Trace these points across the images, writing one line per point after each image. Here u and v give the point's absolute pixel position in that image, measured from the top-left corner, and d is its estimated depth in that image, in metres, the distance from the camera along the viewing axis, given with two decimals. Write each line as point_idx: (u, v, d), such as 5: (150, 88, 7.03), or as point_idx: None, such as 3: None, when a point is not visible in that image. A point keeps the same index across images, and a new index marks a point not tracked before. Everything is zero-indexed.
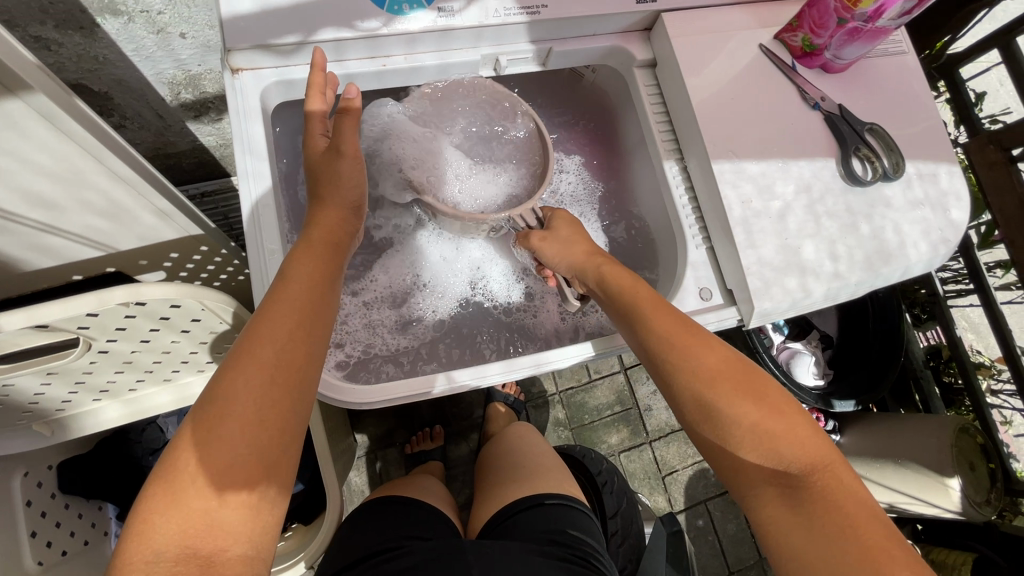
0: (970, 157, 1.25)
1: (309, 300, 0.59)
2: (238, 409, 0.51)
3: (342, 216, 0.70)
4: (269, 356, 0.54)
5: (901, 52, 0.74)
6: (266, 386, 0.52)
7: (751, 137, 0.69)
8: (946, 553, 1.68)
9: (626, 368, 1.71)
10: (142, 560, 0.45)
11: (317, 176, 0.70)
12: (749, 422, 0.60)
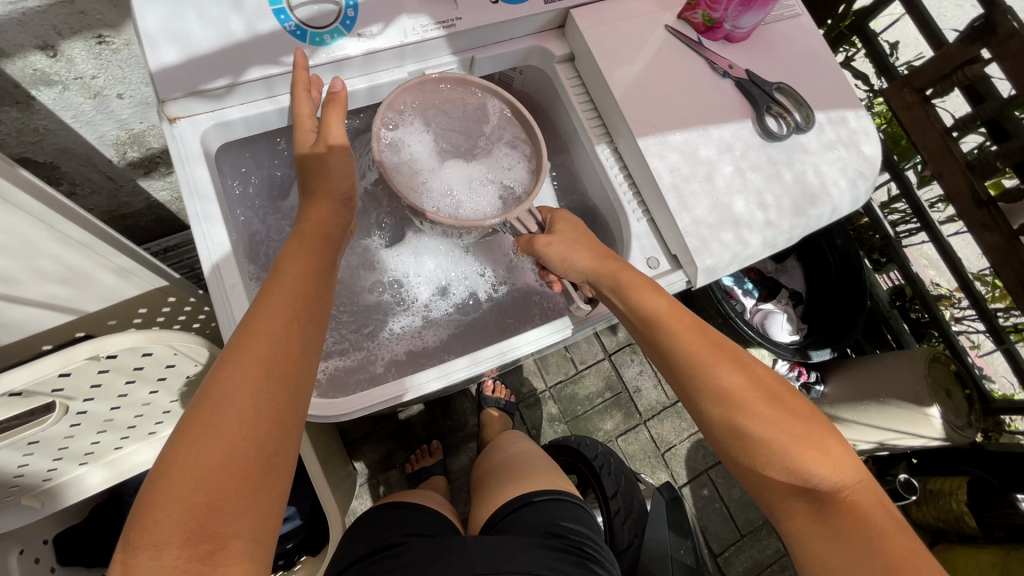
0: (890, 102, 1.32)
1: (305, 295, 0.61)
2: (237, 401, 0.52)
3: (334, 209, 0.69)
4: (268, 349, 0.55)
5: (795, 14, 0.80)
6: (264, 381, 0.54)
7: (670, 110, 0.73)
8: (943, 480, 1.75)
9: (610, 354, 1.74)
10: (144, 556, 0.45)
11: (308, 170, 0.69)
12: (781, 440, 0.61)
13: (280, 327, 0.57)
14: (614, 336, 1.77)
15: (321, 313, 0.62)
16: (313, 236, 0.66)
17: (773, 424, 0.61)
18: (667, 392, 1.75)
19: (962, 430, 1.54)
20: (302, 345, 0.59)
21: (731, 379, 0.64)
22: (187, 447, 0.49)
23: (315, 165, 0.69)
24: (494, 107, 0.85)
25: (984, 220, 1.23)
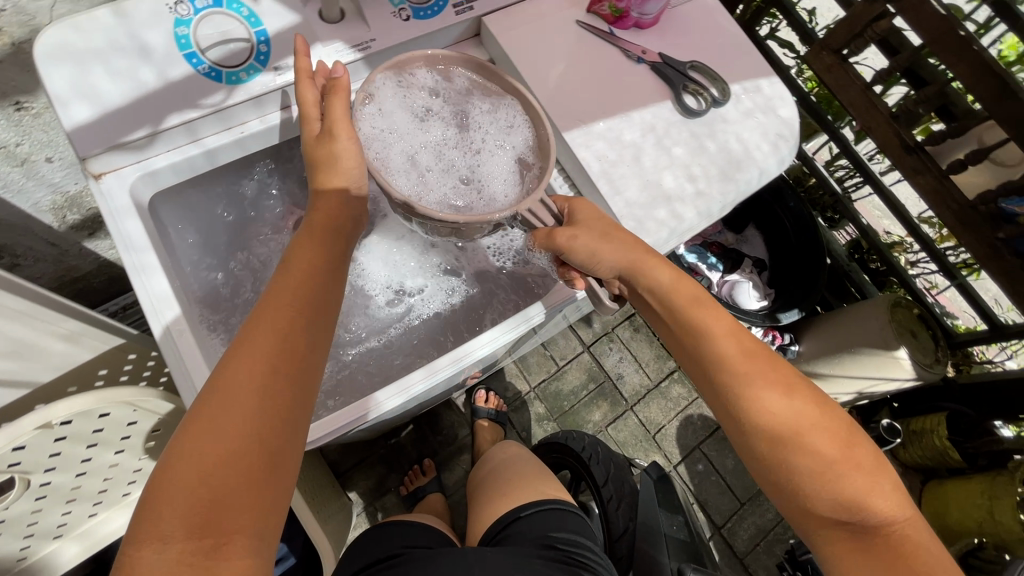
0: (812, 66, 1.37)
1: (310, 297, 0.63)
2: (247, 399, 0.54)
3: (344, 199, 0.70)
4: (274, 347, 0.58)
5: None
6: (268, 377, 0.56)
7: (591, 101, 0.76)
8: (924, 419, 1.81)
9: (588, 346, 1.77)
10: (150, 549, 0.47)
11: (316, 161, 0.69)
12: (827, 463, 0.60)
13: (284, 328, 0.59)
14: (589, 328, 1.79)
15: (325, 317, 0.64)
16: (322, 233, 0.68)
17: (787, 412, 0.62)
18: (649, 374, 1.78)
19: (932, 367, 1.60)
20: (307, 346, 0.61)
21: (745, 361, 0.65)
22: (196, 443, 0.51)
23: (324, 153, 0.68)
24: (479, 91, 0.77)
25: (916, 165, 1.28)
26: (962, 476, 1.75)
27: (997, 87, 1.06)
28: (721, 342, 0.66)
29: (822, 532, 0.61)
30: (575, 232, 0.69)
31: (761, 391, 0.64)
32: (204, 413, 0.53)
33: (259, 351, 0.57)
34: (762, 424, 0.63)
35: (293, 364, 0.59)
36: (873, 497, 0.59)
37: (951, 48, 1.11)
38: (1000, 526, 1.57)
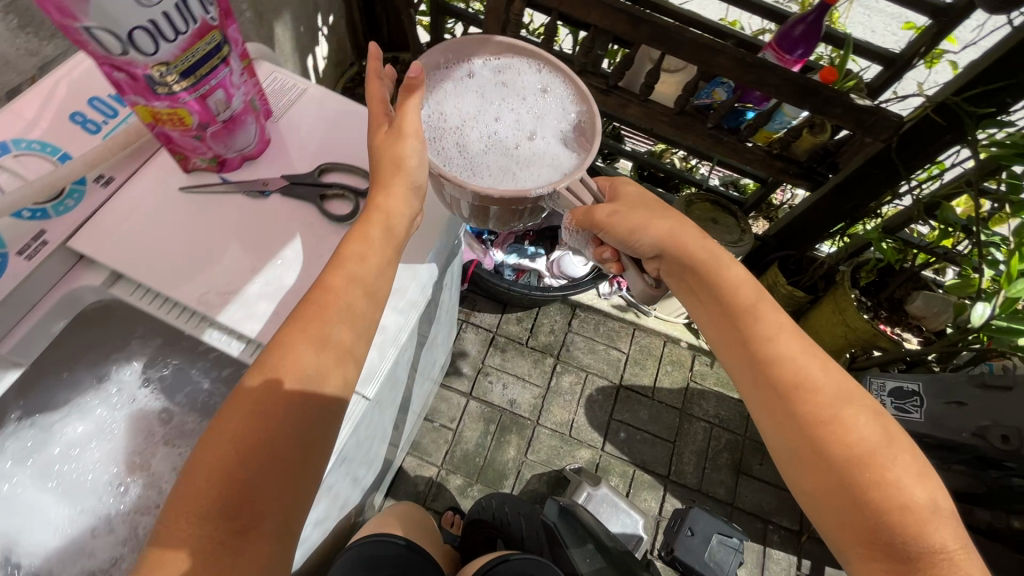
0: None
1: (362, 290, 0.66)
2: (283, 406, 0.59)
3: (400, 207, 0.70)
4: (320, 354, 0.62)
5: (303, 91, 0.81)
6: (314, 388, 0.61)
7: (235, 263, 0.67)
8: (766, 277, 1.98)
9: (471, 392, 1.73)
10: (193, 517, 0.54)
11: (378, 159, 0.68)
12: (823, 421, 0.71)
13: (320, 335, 0.62)
14: (462, 376, 1.75)
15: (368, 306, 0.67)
16: (376, 231, 0.68)
17: (827, 402, 0.72)
18: (536, 383, 1.78)
19: (741, 241, 1.75)
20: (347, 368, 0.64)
21: (791, 347, 0.76)
22: (233, 431, 0.57)
23: (387, 145, 0.68)
24: (545, 85, 0.81)
25: (620, 100, 1.37)
26: (814, 306, 1.94)
27: (627, 18, 1.15)
28: (770, 328, 0.78)
29: (848, 516, 0.69)
30: (615, 209, 0.81)
31: (809, 374, 0.74)
32: (252, 402, 0.59)
33: (300, 354, 0.60)
34: (807, 408, 0.73)
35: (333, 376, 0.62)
36: (903, 488, 0.67)
37: (575, 3, 1.18)
38: (857, 331, 1.76)
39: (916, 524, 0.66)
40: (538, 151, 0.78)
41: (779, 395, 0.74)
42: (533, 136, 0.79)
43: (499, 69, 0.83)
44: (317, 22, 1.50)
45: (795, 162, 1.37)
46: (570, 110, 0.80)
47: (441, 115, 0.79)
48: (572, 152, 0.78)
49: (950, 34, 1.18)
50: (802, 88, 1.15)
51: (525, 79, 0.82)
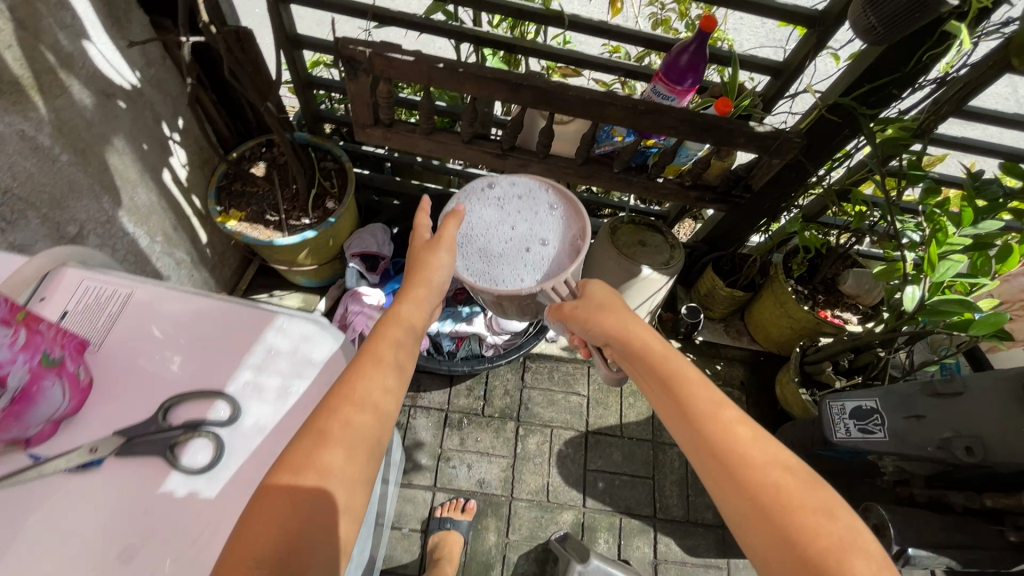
0: (369, 140, 1.25)
1: (396, 352, 0.79)
2: (350, 425, 0.68)
3: (421, 293, 0.95)
4: (363, 400, 0.70)
5: (125, 304, 0.79)
6: (362, 427, 0.68)
7: (84, 554, 0.63)
8: (703, 283, 1.96)
9: (435, 483, 1.61)
10: (244, 555, 0.57)
11: (416, 264, 0.98)
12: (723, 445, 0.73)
13: (371, 382, 0.73)
14: (422, 469, 1.63)
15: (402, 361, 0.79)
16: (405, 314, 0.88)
17: (737, 434, 0.74)
18: (501, 454, 1.67)
19: (672, 260, 1.70)
20: (387, 408, 0.72)
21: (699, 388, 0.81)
22: (296, 452, 0.64)
23: (426, 253, 0.99)
24: (554, 203, 1.14)
25: (519, 161, 1.27)
26: (756, 300, 1.94)
27: (505, 85, 1.04)
28: (670, 371, 0.85)
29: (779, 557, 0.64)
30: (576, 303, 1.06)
31: (716, 409, 0.77)
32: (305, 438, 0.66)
33: (345, 415, 0.68)
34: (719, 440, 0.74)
35: (387, 407, 0.72)
36: (794, 492, 0.68)
37: (445, 79, 1.05)
38: (800, 321, 1.77)
39: (835, 539, 0.63)
40: (544, 258, 1.08)
41: (692, 425, 0.77)
42: (540, 241, 1.09)
43: (519, 191, 1.15)
44: (164, 132, 1.31)
45: (709, 188, 1.32)
46: (569, 222, 1.12)
47: (472, 229, 1.11)
48: (565, 253, 1.08)
49: (829, 40, 1.15)
50: (699, 125, 1.09)
51: (541, 199, 1.15)
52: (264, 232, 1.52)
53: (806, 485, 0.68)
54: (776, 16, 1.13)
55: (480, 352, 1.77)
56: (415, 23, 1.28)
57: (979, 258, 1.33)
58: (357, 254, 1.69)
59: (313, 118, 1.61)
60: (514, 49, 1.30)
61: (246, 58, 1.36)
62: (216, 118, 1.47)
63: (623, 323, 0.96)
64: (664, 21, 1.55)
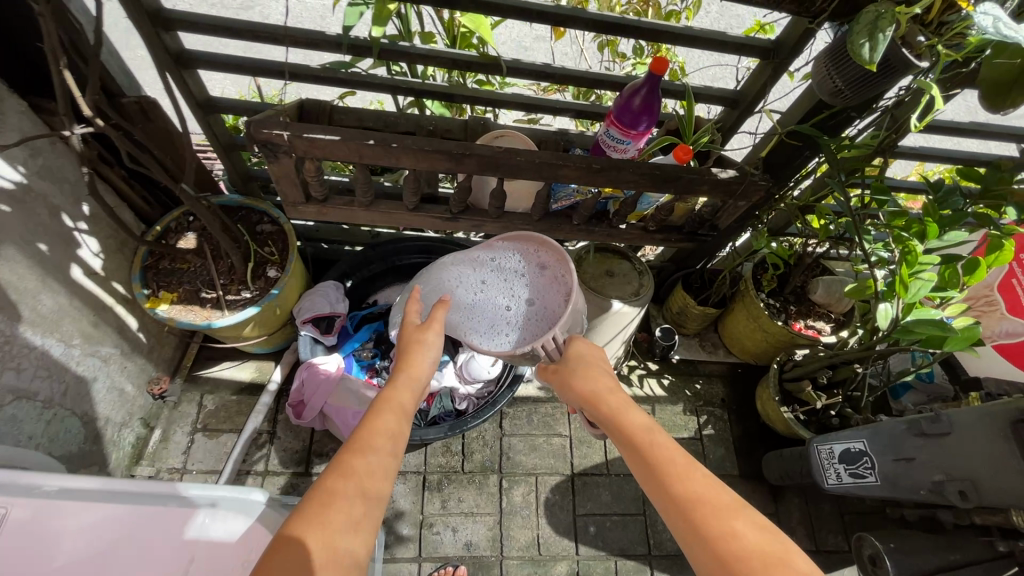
0: (302, 215, 1.13)
1: (392, 433, 0.80)
2: (342, 508, 0.68)
3: (417, 370, 0.93)
4: (359, 481, 0.71)
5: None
6: (358, 507, 0.69)
7: None
8: (673, 302, 1.91)
9: (420, 554, 1.52)
10: None
11: (409, 344, 0.97)
12: (694, 510, 0.73)
13: (368, 462, 0.74)
14: (404, 541, 1.53)
15: (398, 440, 0.80)
16: (399, 393, 0.88)
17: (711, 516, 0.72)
18: (487, 512, 1.60)
19: (641, 289, 1.64)
20: (382, 488, 0.73)
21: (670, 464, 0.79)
22: (291, 536, 0.64)
23: (416, 336, 0.98)
24: (542, 252, 1.07)
25: (472, 222, 1.18)
26: (728, 314, 1.90)
27: (447, 156, 0.95)
28: (640, 433, 0.84)
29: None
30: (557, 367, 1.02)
31: (680, 468, 0.78)
32: (301, 520, 0.66)
33: (341, 498, 0.69)
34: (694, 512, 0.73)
35: (374, 496, 0.71)
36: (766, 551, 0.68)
37: (378, 154, 0.94)
38: (772, 335, 1.73)
39: None
40: (535, 316, 1.05)
41: (662, 490, 0.77)
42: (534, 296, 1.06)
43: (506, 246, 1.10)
44: (66, 225, 1.15)
45: (674, 228, 1.26)
46: (560, 271, 1.05)
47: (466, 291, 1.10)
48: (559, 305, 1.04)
49: (784, 70, 1.08)
50: (659, 178, 1.02)
51: (530, 249, 1.08)
52: (200, 314, 1.38)
53: (775, 543, 0.68)
54: (727, 51, 1.06)
55: (455, 407, 1.66)
56: (340, 79, 1.15)
57: (946, 270, 1.31)
58: (308, 320, 1.53)
59: (243, 179, 1.46)
60: (452, 98, 1.20)
61: (154, 130, 1.20)
62: (130, 195, 1.31)
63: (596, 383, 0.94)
64: (610, 45, 1.46)
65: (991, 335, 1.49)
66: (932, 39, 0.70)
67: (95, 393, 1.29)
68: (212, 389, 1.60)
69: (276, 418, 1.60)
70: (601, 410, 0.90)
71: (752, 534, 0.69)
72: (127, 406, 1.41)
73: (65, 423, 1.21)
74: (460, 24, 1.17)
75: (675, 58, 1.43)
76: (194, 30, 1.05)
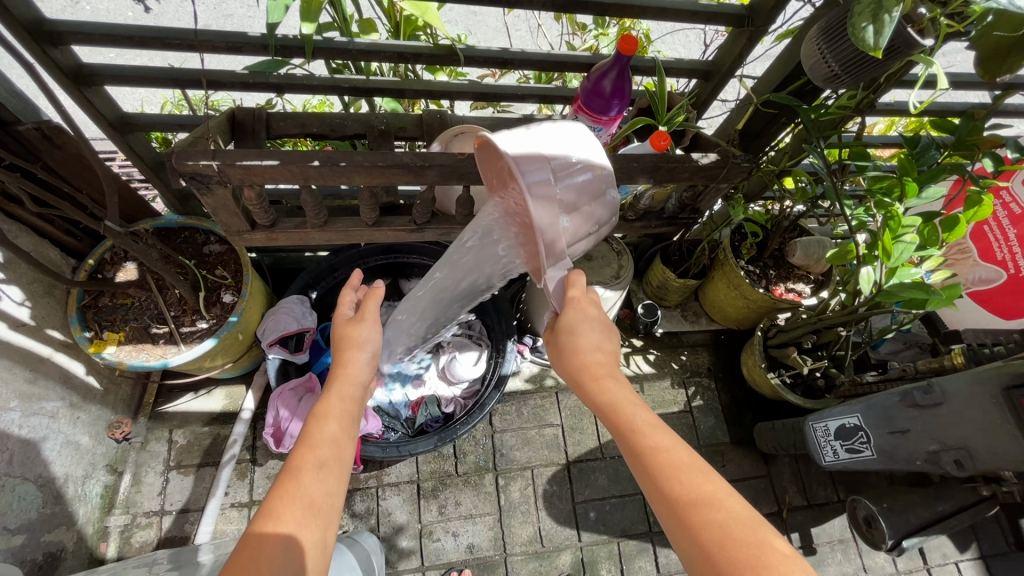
0: (248, 240, 1.02)
1: (334, 442, 0.74)
2: (289, 528, 0.65)
3: (352, 368, 0.85)
4: (306, 500, 0.68)
5: None
6: (307, 524, 0.67)
7: None
8: (653, 276, 1.87)
9: (424, 563, 1.50)
10: None
11: (341, 340, 0.87)
12: (689, 514, 0.64)
13: (312, 477, 0.70)
14: (405, 552, 1.51)
15: (342, 448, 0.75)
16: (334, 394, 0.80)
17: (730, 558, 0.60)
18: (486, 512, 1.58)
19: (621, 271, 1.58)
20: (330, 501, 0.70)
21: (684, 485, 0.66)
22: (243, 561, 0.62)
23: (349, 332, 0.88)
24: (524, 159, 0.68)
25: (440, 230, 1.09)
26: (708, 283, 1.87)
27: (404, 170, 0.85)
28: (637, 423, 0.73)
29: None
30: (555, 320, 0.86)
31: (676, 470, 0.68)
32: (247, 547, 0.63)
33: (287, 520, 0.66)
34: (712, 550, 0.61)
35: (324, 511, 0.69)
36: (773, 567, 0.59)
37: (326, 175, 0.84)
38: (755, 302, 1.71)
39: None
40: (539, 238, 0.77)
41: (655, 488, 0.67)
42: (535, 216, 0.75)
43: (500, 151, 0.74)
44: None
45: (655, 214, 1.20)
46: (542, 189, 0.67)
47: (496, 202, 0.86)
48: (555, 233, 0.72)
49: (760, 38, 1.01)
50: (638, 170, 0.94)
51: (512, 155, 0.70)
52: (153, 352, 1.26)
53: (784, 555, 0.60)
54: (698, 20, 0.97)
55: (443, 412, 1.61)
56: (272, 84, 1.02)
57: (925, 229, 1.31)
58: (276, 341, 1.42)
59: (181, 198, 1.32)
60: (404, 93, 1.09)
61: (65, 157, 1.06)
62: (50, 232, 1.17)
63: (595, 370, 0.80)
64: (569, 16, 1.35)
65: (965, 283, 1.51)
66: (933, 10, 0.68)
67: (47, 454, 1.18)
68: (182, 423, 1.50)
69: (255, 445, 1.51)
70: (593, 387, 0.79)
71: (759, 546, 0.60)
72: (86, 458, 1.31)
73: (17, 492, 1.10)
74: (402, 8, 1.05)
75: (638, 26, 1.33)
76: (91, 42, 0.91)
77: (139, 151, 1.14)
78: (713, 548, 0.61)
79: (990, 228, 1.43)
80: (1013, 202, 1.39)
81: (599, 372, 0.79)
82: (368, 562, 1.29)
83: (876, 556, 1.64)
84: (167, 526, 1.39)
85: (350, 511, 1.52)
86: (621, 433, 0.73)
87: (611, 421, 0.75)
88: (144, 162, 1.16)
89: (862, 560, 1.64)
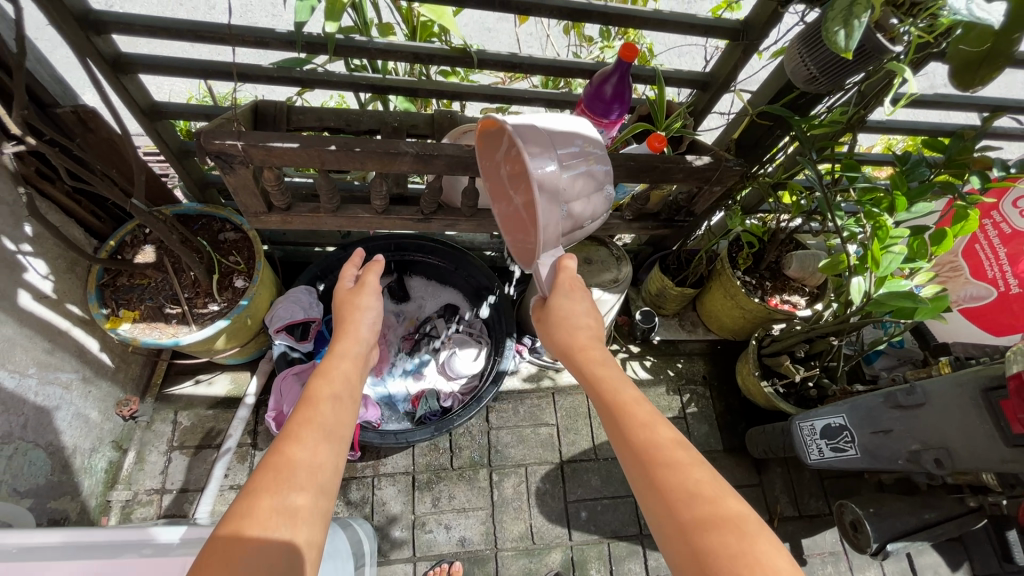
0: (264, 221, 1.08)
1: (348, 385, 0.76)
2: (307, 449, 0.65)
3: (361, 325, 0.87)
4: (324, 427, 0.68)
5: None
6: (325, 449, 0.66)
7: None
8: (652, 284, 1.90)
9: (415, 554, 1.52)
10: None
11: (344, 305, 0.90)
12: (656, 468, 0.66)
13: (330, 409, 0.71)
14: (397, 542, 1.53)
15: (354, 392, 0.76)
16: (344, 345, 0.82)
17: (693, 504, 0.62)
18: (479, 506, 1.60)
19: (620, 275, 1.63)
20: (347, 433, 0.70)
21: (656, 437, 0.69)
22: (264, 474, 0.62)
23: (357, 295, 0.90)
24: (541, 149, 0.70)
25: (445, 221, 1.15)
26: (705, 293, 1.91)
27: (414, 158, 0.91)
28: (617, 384, 0.76)
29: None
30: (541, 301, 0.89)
31: (651, 426, 0.70)
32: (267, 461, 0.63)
33: (306, 440, 0.66)
34: (673, 498, 0.63)
35: (340, 442, 0.68)
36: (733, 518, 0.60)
37: (341, 159, 0.90)
38: (751, 311, 1.74)
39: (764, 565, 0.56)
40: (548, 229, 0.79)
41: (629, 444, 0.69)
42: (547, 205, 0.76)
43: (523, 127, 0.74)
44: (7, 249, 1.09)
45: (651, 216, 1.26)
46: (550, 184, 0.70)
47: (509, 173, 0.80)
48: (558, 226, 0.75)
49: (754, 51, 1.07)
50: (634, 168, 1.00)
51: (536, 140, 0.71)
52: (165, 330, 1.30)
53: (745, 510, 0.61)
54: (697, 32, 1.03)
55: (441, 406, 1.63)
56: (295, 78, 1.09)
57: (915, 241, 1.35)
58: (282, 328, 1.47)
59: (201, 186, 1.39)
60: (416, 92, 1.15)
61: (97, 140, 1.13)
62: (78, 212, 1.24)
63: (583, 338, 0.83)
64: (577, 29, 1.42)
65: (957, 301, 1.54)
66: (903, 20, 0.74)
67: (58, 423, 1.23)
68: (187, 406, 1.54)
69: (256, 430, 1.55)
70: (578, 352, 0.82)
71: (719, 500, 0.62)
72: (94, 432, 1.35)
73: (28, 457, 1.14)
74: (419, 13, 1.12)
75: (642, 40, 1.40)
76: (131, 32, 0.98)
77: (165, 137, 1.20)
78: (674, 499, 0.63)
79: (981, 246, 1.47)
80: (1004, 222, 1.42)
81: (584, 342, 0.83)
82: (361, 545, 1.32)
83: (867, 569, 1.65)
84: (167, 505, 1.42)
85: (345, 499, 1.55)
86: (599, 393, 0.76)
87: (592, 382, 0.78)
88: (169, 148, 1.22)
89: (852, 572, 1.64)
